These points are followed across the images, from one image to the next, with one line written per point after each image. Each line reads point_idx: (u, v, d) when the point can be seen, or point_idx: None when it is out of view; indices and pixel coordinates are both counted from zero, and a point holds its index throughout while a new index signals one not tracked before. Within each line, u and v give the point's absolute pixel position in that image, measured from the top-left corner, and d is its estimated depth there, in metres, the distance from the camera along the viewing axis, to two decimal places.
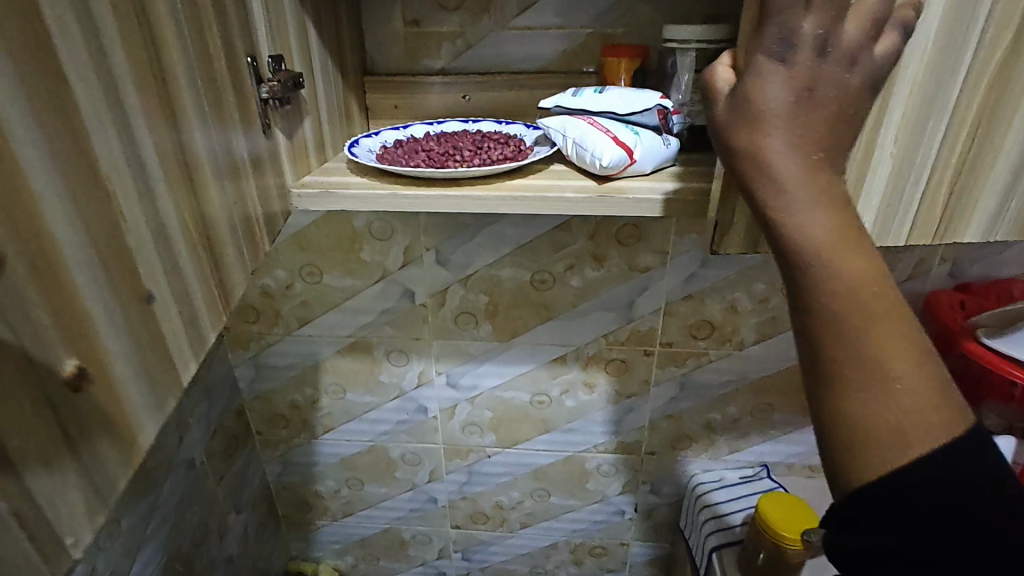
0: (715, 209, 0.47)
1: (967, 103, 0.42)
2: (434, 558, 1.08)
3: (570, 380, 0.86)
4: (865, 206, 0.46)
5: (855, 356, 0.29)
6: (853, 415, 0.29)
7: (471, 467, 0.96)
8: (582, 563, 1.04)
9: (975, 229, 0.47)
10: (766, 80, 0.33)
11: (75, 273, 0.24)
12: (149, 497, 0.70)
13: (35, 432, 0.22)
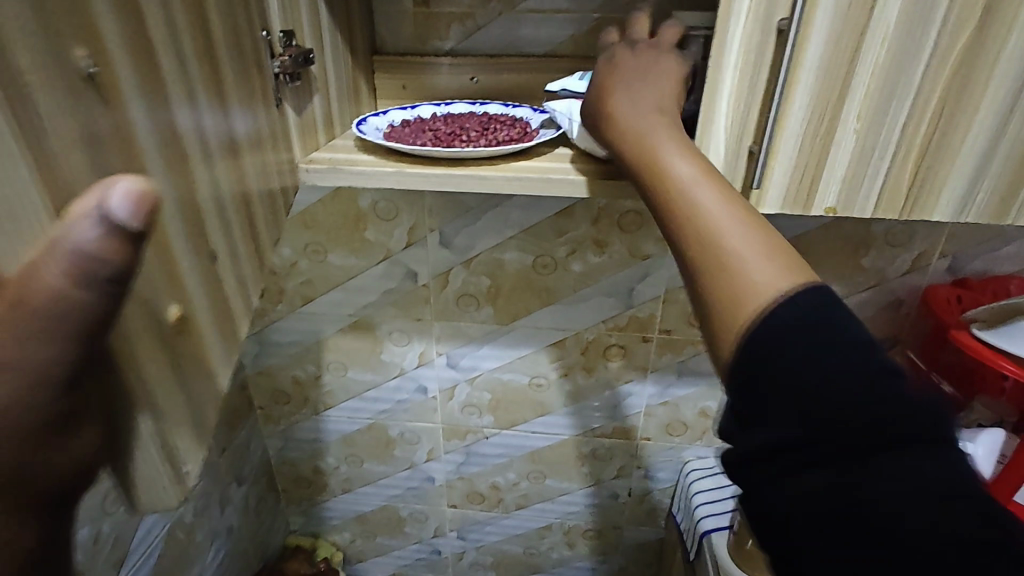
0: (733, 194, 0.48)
1: (932, 84, 0.42)
2: (430, 536, 1.09)
3: (569, 364, 0.87)
4: (829, 179, 0.46)
5: (691, 240, 0.33)
6: (707, 295, 0.31)
7: (469, 447, 0.97)
8: (576, 545, 1.05)
9: (943, 209, 0.47)
10: (606, 79, 0.46)
11: (174, 236, 0.29)
12: None
13: (159, 366, 0.27)
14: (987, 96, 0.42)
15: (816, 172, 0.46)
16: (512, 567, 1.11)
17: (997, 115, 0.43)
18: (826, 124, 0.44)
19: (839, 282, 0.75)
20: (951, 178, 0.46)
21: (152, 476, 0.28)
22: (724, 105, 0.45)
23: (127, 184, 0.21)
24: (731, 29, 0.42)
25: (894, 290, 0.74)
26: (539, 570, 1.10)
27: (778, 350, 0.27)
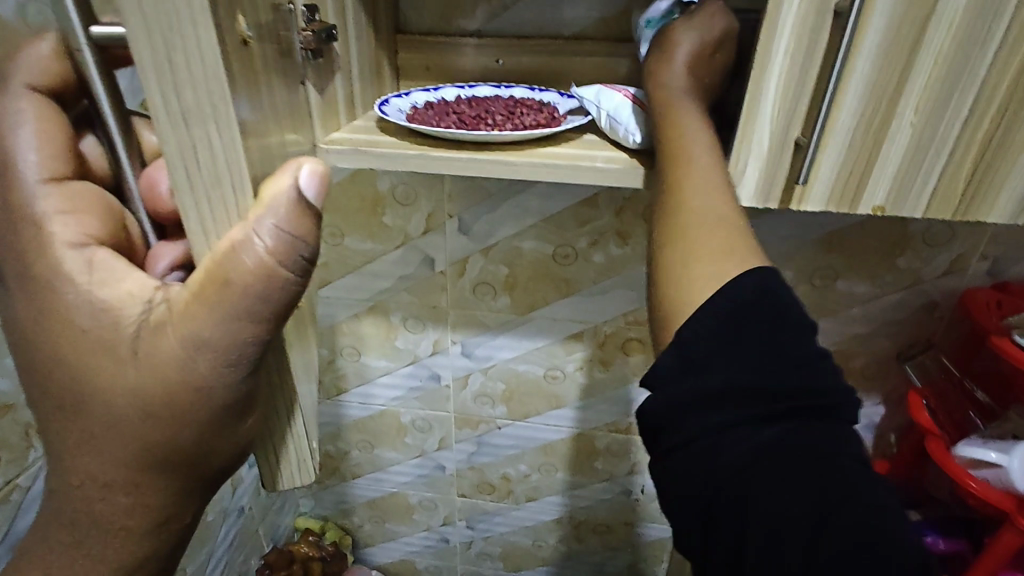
0: (779, 189, 0.45)
1: (998, 77, 0.39)
2: (439, 525, 1.09)
3: (586, 358, 0.85)
4: (879, 175, 0.44)
5: (668, 213, 0.39)
6: (672, 256, 0.38)
7: (481, 437, 0.96)
8: (585, 539, 1.04)
9: (1000, 212, 0.44)
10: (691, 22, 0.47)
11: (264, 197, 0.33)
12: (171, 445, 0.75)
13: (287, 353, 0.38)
14: None
15: (866, 167, 0.44)
16: (519, 559, 1.10)
17: None
18: (880, 116, 0.42)
19: (870, 283, 0.72)
20: (1012, 179, 0.43)
21: (290, 443, 0.40)
22: (772, 92, 0.42)
23: (308, 172, 0.30)
24: (785, 9, 0.39)
25: (930, 292, 0.71)
26: (547, 562, 1.09)
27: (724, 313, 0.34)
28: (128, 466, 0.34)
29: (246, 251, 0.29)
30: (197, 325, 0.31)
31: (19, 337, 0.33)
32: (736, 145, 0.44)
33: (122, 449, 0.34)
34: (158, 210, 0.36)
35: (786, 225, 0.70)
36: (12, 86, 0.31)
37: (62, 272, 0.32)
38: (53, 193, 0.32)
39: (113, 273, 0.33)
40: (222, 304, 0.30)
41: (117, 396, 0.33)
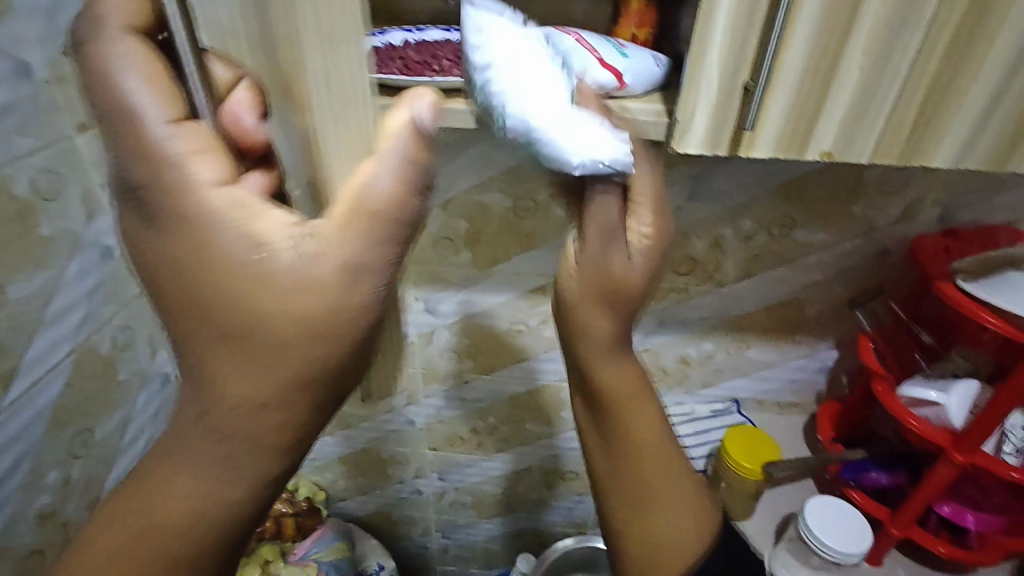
0: (729, 134, 0.45)
1: (947, 15, 0.38)
2: (412, 477, 1.11)
3: (550, 311, 0.85)
4: (826, 120, 0.43)
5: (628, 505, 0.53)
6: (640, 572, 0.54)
7: (448, 392, 0.97)
8: (554, 486, 1.08)
9: (944, 155, 0.44)
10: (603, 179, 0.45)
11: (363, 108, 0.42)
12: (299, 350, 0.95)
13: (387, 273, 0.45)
14: (1003, 30, 0.39)
15: (813, 111, 0.43)
16: (492, 506, 1.14)
17: (1010, 54, 0.39)
18: (829, 56, 0.41)
19: (826, 231, 0.73)
20: (954, 123, 0.43)
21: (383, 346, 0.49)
22: (720, 33, 0.40)
23: (428, 101, 0.36)
24: None
25: (883, 239, 0.72)
26: (518, 509, 1.13)
27: None
28: (278, 388, 0.36)
29: (380, 181, 0.35)
30: (349, 249, 0.35)
31: (169, 274, 0.35)
32: (686, 89, 0.43)
33: (275, 370, 0.36)
34: (244, 143, 0.40)
35: (745, 174, 0.69)
36: (107, 30, 0.32)
37: (213, 210, 0.34)
38: (181, 133, 0.33)
39: (251, 212, 0.35)
40: (368, 231, 0.35)
41: (280, 319, 0.35)
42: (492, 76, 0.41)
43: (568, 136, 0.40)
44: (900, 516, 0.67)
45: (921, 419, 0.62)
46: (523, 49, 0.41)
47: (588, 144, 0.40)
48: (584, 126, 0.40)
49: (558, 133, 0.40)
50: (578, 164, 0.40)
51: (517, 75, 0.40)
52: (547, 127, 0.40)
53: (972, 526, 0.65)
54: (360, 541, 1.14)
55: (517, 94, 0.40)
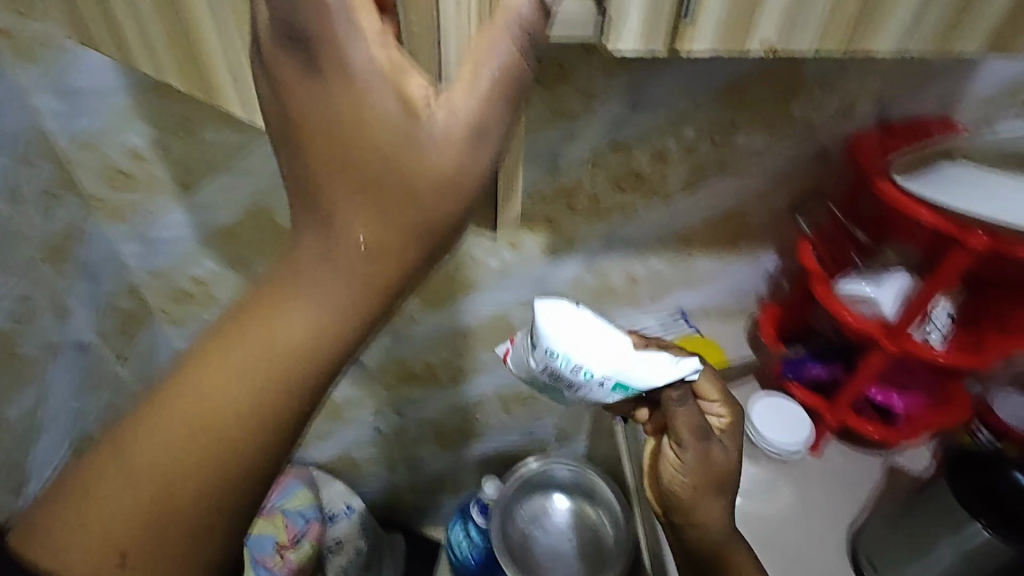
0: (669, 31, 0.41)
1: None
2: (370, 417, 1.10)
3: (493, 239, 0.81)
4: (768, 7, 0.40)
5: None
6: None
7: (397, 330, 0.94)
8: (512, 410, 1.09)
9: (886, 41, 0.42)
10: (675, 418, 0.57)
11: None
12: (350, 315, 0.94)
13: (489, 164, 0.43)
14: None
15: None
16: (453, 436, 1.15)
17: None
18: None
19: (766, 135, 0.71)
20: (898, 6, 0.40)
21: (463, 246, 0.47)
22: None
23: None
24: None
25: (822, 139, 0.71)
26: (479, 435, 1.15)
27: None
28: (382, 242, 0.35)
29: (500, 43, 0.34)
30: (469, 107, 0.35)
31: (304, 116, 0.35)
32: None
33: (393, 215, 0.35)
34: None
35: (687, 79, 0.65)
36: None
37: (354, 50, 0.34)
38: None
39: (393, 62, 0.35)
40: (484, 89, 0.35)
41: (417, 170, 0.35)
42: (577, 362, 0.51)
43: (636, 371, 0.53)
44: (837, 404, 0.71)
45: (856, 315, 0.64)
46: (583, 317, 0.53)
47: (653, 368, 0.54)
48: (644, 363, 0.54)
49: (632, 372, 0.53)
50: (655, 380, 0.54)
51: (592, 353, 0.51)
52: (625, 368, 0.52)
53: (900, 408, 0.70)
54: (324, 487, 1.13)
55: (596, 355, 0.52)
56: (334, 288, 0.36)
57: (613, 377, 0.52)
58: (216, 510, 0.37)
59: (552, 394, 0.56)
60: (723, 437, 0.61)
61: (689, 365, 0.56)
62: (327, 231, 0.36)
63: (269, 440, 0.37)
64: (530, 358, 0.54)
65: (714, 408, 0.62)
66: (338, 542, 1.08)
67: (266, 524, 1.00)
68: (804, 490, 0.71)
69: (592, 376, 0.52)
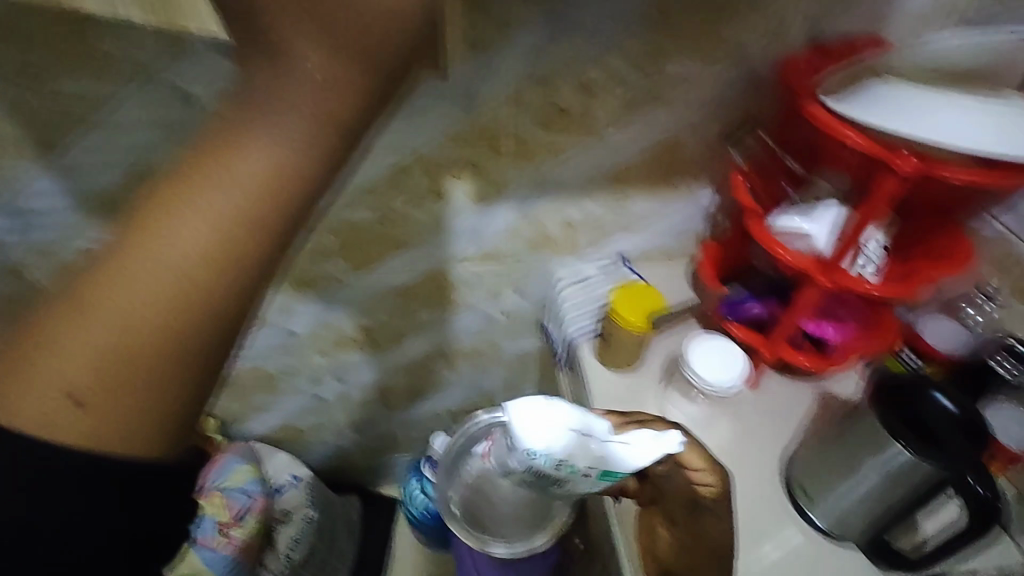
0: None
1: None
2: (309, 386, 1.05)
3: (417, 190, 0.75)
4: None
5: None
6: None
7: (325, 295, 0.87)
8: (458, 367, 1.06)
9: None
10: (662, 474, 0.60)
11: None
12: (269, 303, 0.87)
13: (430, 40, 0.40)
14: None
15: None
16: (399, 397, 1.12)
17: None
18: None
19: (698, 61, 0.66)
20: None
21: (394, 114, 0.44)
22: None
23: None
24: None
25: (755, 65, 0.68)
26: (426, 394, 1.12)
27: None
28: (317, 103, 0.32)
29: None
30: None
31: None
32: None
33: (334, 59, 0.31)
34: None
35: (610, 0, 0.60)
36: None
37: None
38: None
39: None
40: None
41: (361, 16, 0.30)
42: (563, 457, 0.54)
43: (619, 462, 0.56)
44: (772, 339, 0.71)
45: (787, 246, 0.63)
46: (565, 409, 0.56)
47: (639, 450, 0.56)
48: (628, 443, 0.56)
49: (614, 460, 0.55)
50: (640, 463, 0.56)
51: (577, 438, 0.54)
52: (609, 457, 0.55)
53: (832, 338, 0.70)
54: (267, 460, 1.09)
55: (580, 451, 0.54)
56: (290, 140, 0.33)
57: (599, 467, 0.55)
58: (179, 370, 0.36)
59: (537, 490, 0.59)
60: (712, 506, 0.60)
61: (673, 439, 0.58)
62: (276, 62, 0.32)
63: (193, 321, 0.35)
64: (513, 462, 0.57)
65: (702, 478, 0.59)
66: (287, 513, 1.05)
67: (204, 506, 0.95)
68: (741, 425, 0.72)
69: (577, 469, 0.54)
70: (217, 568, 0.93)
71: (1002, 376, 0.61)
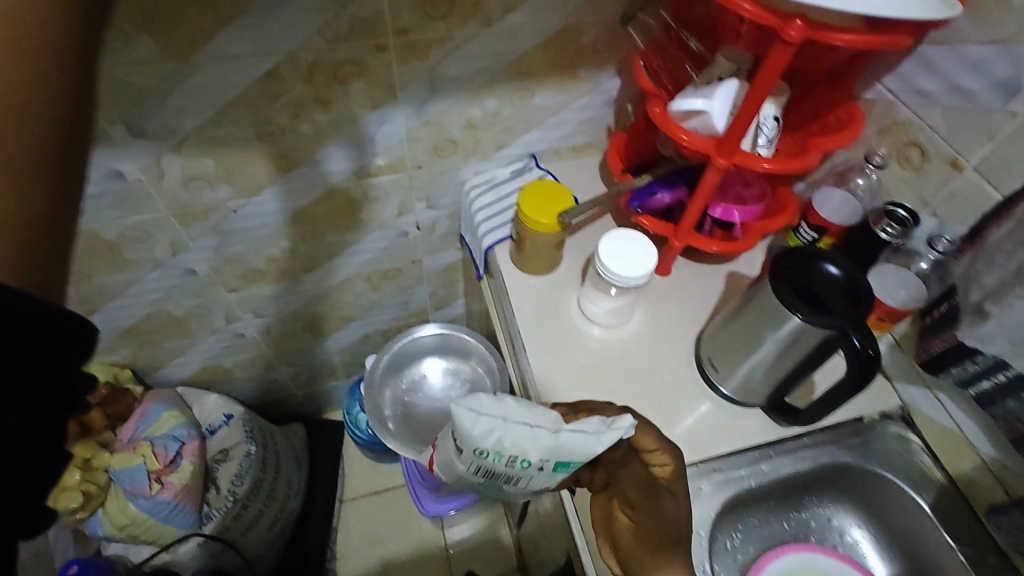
0: None
1: None
2: (226, 324, 1.00)
3: (298, 101, 0.67)
4: None
5: None
6: None
7: (219, 227, 0.80)
8: (381, 288, 1.04)
9: None
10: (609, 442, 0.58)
11: None
12: (157, 241, 0.80)
13: None
14: None
15: None
16: (325, 325, 1.09)
17: None
18: None
19: None
20: None
21: None
22: None
23: None
24: None
25: None
26: (353, 319, 1.10)
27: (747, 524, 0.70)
28: None
29: None
30: None
31: None
32: None
33: None
34: None
35: None
36: None
37: None
38: None
39: None
40: None
41: None
42: (511, 453, 0.54)
43: (572, 452, 0.54)
44: (680, 228, 0.71)
45: (690, 133, 0.61)
46: (512, 406, 0.56)
47: (589, 439, 0.53)
48: (578, 432, 0.54)
49: (566, 451, 0.53)
50: (593, 452, 0.53)
51: (522, 434, 0.53)
52: (560, 448, 0.53)
53: (737, 220, 0.72)
54: (196, 403, 1.07)
55: (527, 444, 0.53)
56: None
57: (552, 459, 0.54)
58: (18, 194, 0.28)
59: (497, 487, 0.60)
60: (670, 487, 0.57)
61: (623, 424, 0.54)
62: None
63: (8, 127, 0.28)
64: (464, 462, 0.57)
65: (657, 460, 0.58)
66: (226, 452, 1.04)
67: (132, 456, 0.91)
68: (653, 311, 0.75)
69: (530, 463, 0.54)
70: (155, 513, 0.91)
71: (881, 239, 0.63)
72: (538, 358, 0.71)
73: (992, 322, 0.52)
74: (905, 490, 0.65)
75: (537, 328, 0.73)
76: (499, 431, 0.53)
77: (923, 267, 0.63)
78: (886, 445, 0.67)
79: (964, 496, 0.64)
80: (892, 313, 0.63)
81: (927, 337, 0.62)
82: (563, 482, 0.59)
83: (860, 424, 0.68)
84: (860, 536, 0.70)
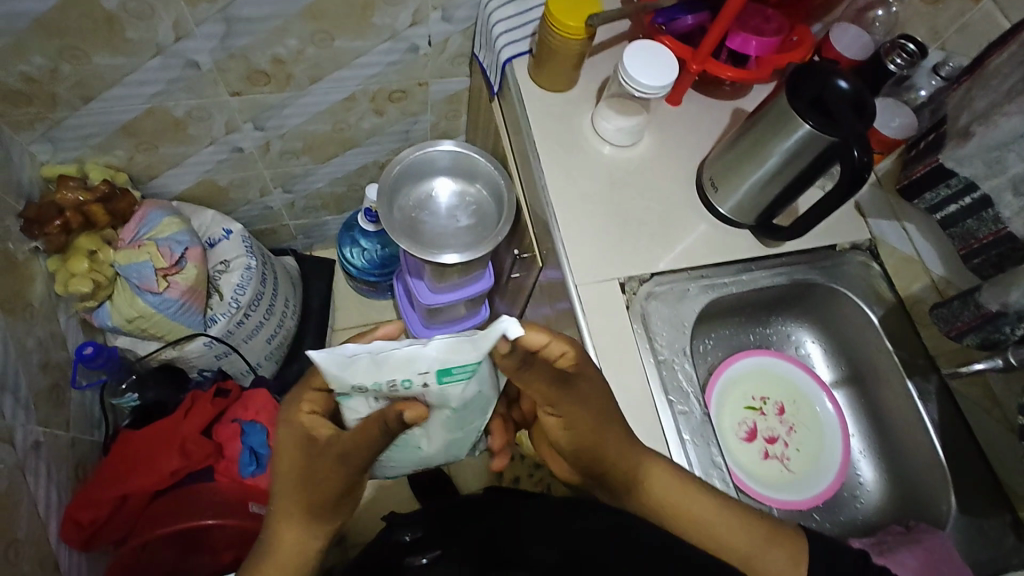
0: None
1: None
2: (224, 135, 0.98)
3: None
4: None
5: (665, 507, 0.56)
6: (692, 517, 0.56)
7: (226, 13, 0.77)
8: (384, 112, 1.03)
9: None
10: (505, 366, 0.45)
11: None
12: (158, 21, 0.76)
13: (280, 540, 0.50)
14: None
15: None
16: (324, 148, 1.08)
17: None
18: None
19: None
20: None
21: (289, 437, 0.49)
22: None
23: None
24: None
25: None
26: (353, 145, 1.09)
27: (724, 325, 0.79)
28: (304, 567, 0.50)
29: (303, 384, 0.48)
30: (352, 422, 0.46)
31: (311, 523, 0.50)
32: None
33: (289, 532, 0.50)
34: None
35: None
36: None
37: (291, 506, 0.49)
38: None
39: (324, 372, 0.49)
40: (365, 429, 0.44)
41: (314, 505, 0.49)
42: (387, 379, 0.42)
43: (451, 351, 0.42)
44: (698, 52, 0.72)
45: None
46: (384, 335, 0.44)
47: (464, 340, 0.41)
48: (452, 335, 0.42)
49: (444, 353, 0.41)
50: (474, 358, 0.42)
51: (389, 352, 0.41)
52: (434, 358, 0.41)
53: (753, 52, 0.73)
54: (193, 216, 1.08)
55: (398, 364, 0.41)
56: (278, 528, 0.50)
57: (432, 369, 0.42)
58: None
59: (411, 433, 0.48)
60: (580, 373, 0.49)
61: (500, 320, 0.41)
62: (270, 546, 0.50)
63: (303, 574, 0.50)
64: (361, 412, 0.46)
65: (556, 353, 0.46)
66: (227, 264, 1.06)
67: (138, 253, 0.93)
68: (660, 136, 0.78)
69: (412, 384, 0.42)
70: (163, 309, 0.95)
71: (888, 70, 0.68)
72: (566, 218, 0.72)
73: (975, 140, 0.58)
74: (859, 305, 0.74)
75: (552, 144, 0.76)
76: (367, 361, 0.41)
77: (921, 97, 0.69)
78: (850, 269, 0.75)
79: (907, 313, 0.73)
80: (885, 143, 0.69)
81: (910, 165, 0.67)
82: (478, 398, 0.46)
83: (833, 251, 0.75)
84: (812, 349, 0.81)
